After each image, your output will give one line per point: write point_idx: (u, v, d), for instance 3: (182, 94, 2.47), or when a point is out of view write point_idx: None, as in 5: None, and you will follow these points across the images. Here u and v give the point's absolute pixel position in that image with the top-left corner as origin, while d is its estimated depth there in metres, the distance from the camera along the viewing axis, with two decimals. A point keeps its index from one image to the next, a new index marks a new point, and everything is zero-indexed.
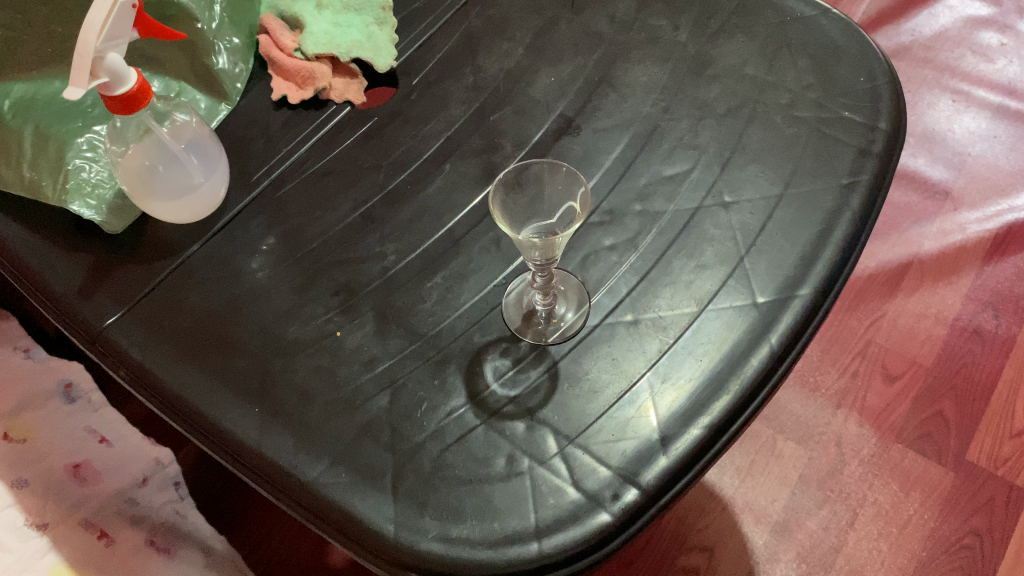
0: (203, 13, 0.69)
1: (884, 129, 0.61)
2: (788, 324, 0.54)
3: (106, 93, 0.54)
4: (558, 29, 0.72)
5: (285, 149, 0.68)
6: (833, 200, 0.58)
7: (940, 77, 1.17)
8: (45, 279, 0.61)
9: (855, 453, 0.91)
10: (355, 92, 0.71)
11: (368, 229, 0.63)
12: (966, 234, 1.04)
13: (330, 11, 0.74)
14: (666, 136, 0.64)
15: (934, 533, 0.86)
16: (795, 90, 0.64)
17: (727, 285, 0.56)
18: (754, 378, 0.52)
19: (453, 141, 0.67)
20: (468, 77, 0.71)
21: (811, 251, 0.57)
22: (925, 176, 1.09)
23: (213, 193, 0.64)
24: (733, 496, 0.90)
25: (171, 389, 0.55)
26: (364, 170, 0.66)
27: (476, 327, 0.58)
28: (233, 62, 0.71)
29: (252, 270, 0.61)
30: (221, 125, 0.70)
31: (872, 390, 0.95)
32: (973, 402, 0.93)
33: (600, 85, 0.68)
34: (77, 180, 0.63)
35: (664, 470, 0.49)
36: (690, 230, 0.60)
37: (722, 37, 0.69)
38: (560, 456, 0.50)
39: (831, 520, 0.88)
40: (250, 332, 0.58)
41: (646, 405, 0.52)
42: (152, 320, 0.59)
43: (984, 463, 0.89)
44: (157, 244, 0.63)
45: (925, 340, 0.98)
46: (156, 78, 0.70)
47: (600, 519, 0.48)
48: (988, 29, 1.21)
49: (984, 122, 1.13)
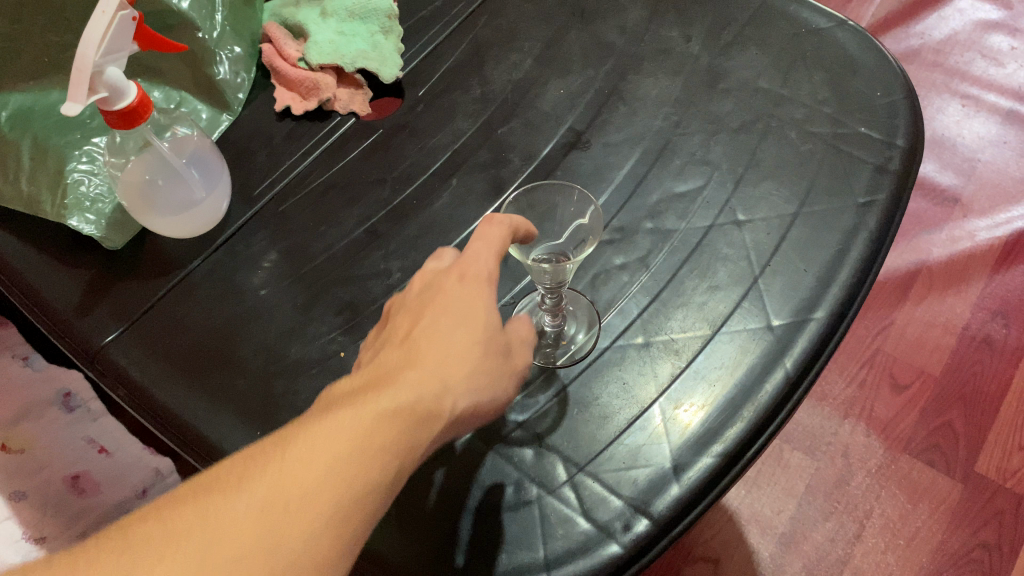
0: (204, 23, 0.67)
1: (901, 145, 0.59)
2: (804, 348, 0.52)
3: (105, 108, 0.53)
4: (567, 39, 0.71)
5: (288, 162, 0.67)
6: (850, 219, 0.57)
7: (949, 82, 1.16)
8: (44, 295, 0.59)
9: (863, 464, 0.90)
10: (360, 103, 0.70)
11: (373, 244, 0.62)
12: (975, 242, 1.02)
13: (335, 19, 0.72)
14: (678, 151, 0.63)
15: (941, 546, 0.84)
16: (810, 105, 0.63)
17: (741, 307, 0.55)
18: (769, 404, 0.51)
19: (460, 155, 0.66)
20: (475, 89, 0.69)
21: (827, 272, 0.55)
22: (934, 182, 1.08)
23: (216, 207, 0.63)
24: (740, 506, 0.89)
25: (170, 409, 0.54)
26: (368, 184, 0.65)
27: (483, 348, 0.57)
28: (235, 71, 0.70)
29: (254, 287, 0.60)
30: (222, 136, 0.69)
31: (880, 400, 0.94)
32: (982, 413, 0.92)
33: (610, 97, 0.67)
34: (76, 196, 0.62)
35: (676, 500, 0.48)
36: (703, 249, 0.58)
37: (735, 49, 0.67)
38: (570, 484, 0.49)
39: (838, 532, 0.86)
40: (252, 352, 0.56)
41: (657, 431, 0.51)
42: (152, 338, 0.57)
43: (993, 475, 0.88)
44: (157, 260, 0.62)
45: (934, 349, 0.96)
46: (157, 87, 0.69)
47: (610, 550, 0.46)
48: (998, 32, 1.19)
49: (994, 127, 1.11)
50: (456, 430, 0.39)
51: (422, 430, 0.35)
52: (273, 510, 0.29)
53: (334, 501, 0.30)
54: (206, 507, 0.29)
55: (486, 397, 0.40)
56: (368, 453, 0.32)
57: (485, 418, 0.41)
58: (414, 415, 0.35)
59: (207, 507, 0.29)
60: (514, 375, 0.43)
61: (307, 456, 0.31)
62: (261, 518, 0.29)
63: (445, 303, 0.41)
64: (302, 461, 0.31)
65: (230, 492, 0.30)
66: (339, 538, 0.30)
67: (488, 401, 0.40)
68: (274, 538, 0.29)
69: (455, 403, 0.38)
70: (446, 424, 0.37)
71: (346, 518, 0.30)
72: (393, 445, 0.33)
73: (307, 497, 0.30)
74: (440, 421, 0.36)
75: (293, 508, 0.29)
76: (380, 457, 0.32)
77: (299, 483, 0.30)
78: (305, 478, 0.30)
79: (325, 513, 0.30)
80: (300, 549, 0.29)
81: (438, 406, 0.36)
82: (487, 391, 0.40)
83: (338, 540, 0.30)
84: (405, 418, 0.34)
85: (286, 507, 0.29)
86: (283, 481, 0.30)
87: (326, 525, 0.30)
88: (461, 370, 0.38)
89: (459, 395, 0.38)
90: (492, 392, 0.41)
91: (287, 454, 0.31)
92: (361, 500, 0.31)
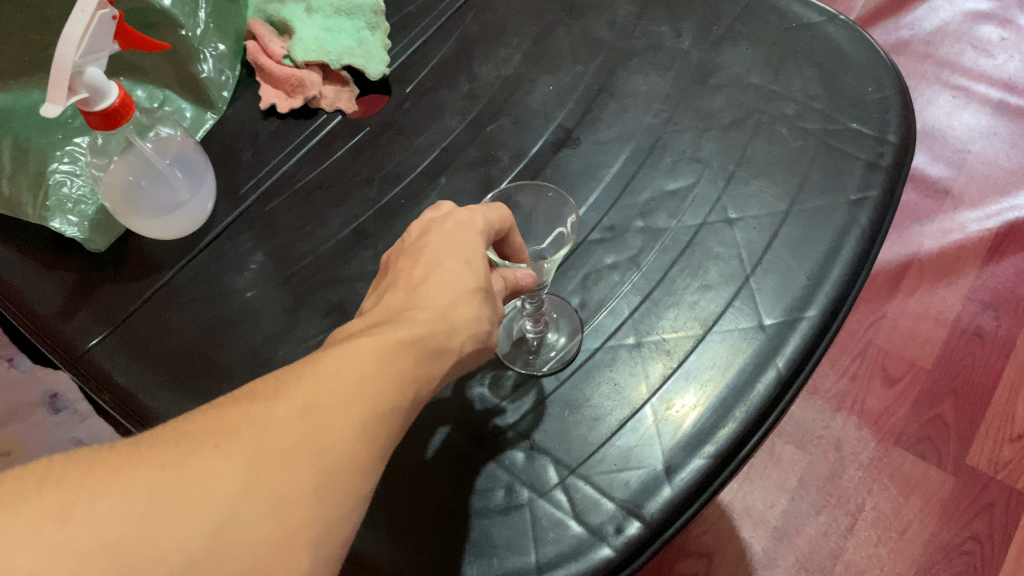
0: (188, 20, 0.67)
1: (893, 141, 0.58)
2: (796, 347, 0.52)
3: (86, 108, 0.52)
4: (556, 35, 0.70)
5: (274, 161, 0.66)
6: (842, 217, 0.56)
7: (939, 73, 1.16)
8: (26, 299, 0.59)
9: (855, 457, 0.90)
10: (346, 101, 0.69)
11: (361, 244, 0.61)
12: (966, 234, 1.02)
13: (320, 15, 0.71)
14: (668, 149, 0.62)
15: (933, 538, 0.84)
16: (801, 101, 0.62)
17: (733, 306, 0.54)
18: (761, 404, 0.50)
19: (448, 153, 0.65)
20: (463, 86, 0.68)
21: (819, 270, 0.54)
22: (925, 174, 1.08)
23: (201, 208, 0.62)
24: (732, 501, 0.89)
25: (155, 414, 0.53)
26: (355, 184, 0.64)
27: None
28: (219, 69, 0.69)
29: (240, 289, 0.60)
30: (207, 135, 0.68)
31: (872, 393, 0.93)
32: (973, 405, 0.92)
33: (600, 94, 0.66)
34: (58, 197, 0.61)
35: (668, 502, 0.47)
36: (694, 248, 0.58)
37: (725, 44, 0.66)
38: (561, 487, 0.49)
39: (831, 525, 0.86)
40: (238, 356, 0.56)
41: (649, 432, 0.50)
42: (137, 341, 0.57)
43: (984, 468, 0.88)
44: (141, 262, 0.61)
45: (925, 342, 0.96)
46: (140, 86, 0.68)
47: (602, 553, 0.46)
48: (989, 23, 1.19)
49: (985, 119, 1.10)
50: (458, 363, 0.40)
51: (438, 361, 0.36)
52: (316, 417, 0.30)
53: (368, 413, 0.31)
54: (251, 410, 0.29)
55: (492, 333, 0.41)
56: (395, 377, 0.33)
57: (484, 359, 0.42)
58: (432, 347, 0.36)
59: (252, 410, 0.29)
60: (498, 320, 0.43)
61: (344, 372, 0.32)
62: (305, 423, 0.29)
63: (437, 246, 0.41)
64: (339, 377, 0.31)
65: (272, 399, 0.30)
66: (372, 449, 0.31)
67: (488, 342, 0.41)
68: (319, 442, 0.29)
69: (465, 339, 0.38)
70: (456, 358, 0.38)
71: (378, 431, 0.31)
72: (415, 372, 0.34)
73: (345, 409, 0.30)
74: (451, 351, 0.37)
75: (333, 415, 0.30)
76: (403, 381, 0.33)
77: (337, 396, 0.31)
78: (343, 390, 0.31)
79: (361, 424, 0.31)
80: (341, 455, 0.30)
81: (452, 337, 0.37)
82: (489, 332, 0.40)
83: (371, 449, 0.31)
84: (425, 346, 0.35)
85: (327, 415, 0.30)
86: (323, 387, 0.31)
87: (363, 435, 0.30)
88: (469, 302, 0.39)
89: (469, 331, 0.39)
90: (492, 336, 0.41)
91: (324, 368, 0.32)
92: (389, 417, 0.32)
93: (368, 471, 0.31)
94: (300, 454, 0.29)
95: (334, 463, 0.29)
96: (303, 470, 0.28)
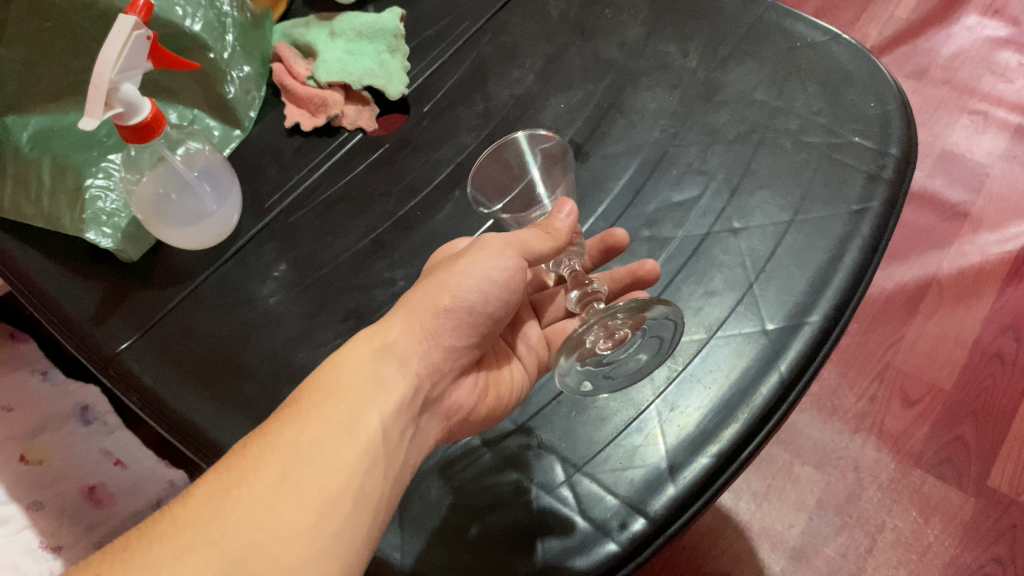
0: (216, 44, 0.70)
1: (895, 154, 0.60)
2: (799, 350, 0.53)
3: (121, 123, 0.55)
4: (567, 56, 0.73)
5: (298, 177, 0.70)
6: (843, 226, 0.57)
7: (958, 98, 1.11)
8: (58, 303, 0.62)
9: (874, 478, 0.85)
10: (367, 120, 0.72)
11: (378, 254, 0.64)
12: (986, 256, 0.98)
13: (344, 39, 0.76)
14: (675, 162, 0.65)
15: (954, 561, 0.80)
16: (805, 116, 0.64)
17: (736, 312, 0.56)
18: (763, 407, 0.51)
19: (463, 167, 0.68)
20: (478, 104, 0.72)
21: (821, 277, 0.56)
22: (943, 197, 1.03)
23: (226, 219, 0.66)
24: (750, 521, 0.85)
25: (179, 412, 0.56)
26: (375, 197, 0.68)
27: (533, 416, 0.55)
28: (245, 90, 0.74)
29: (263, 295, 0.63)
30: (234, 152, 0.72)
31: (890, 414, 0.89)
32: (996, 427, 0.87)
33: (609, 110, 0.69)
34: (93, 210, 0.64)
35: (671, 499, 0.49)
36: (699, 255, 0.60)
37: (732, 62, 0.68)
38: (567, 484, 0.51)
39: (849, 546, 0.82)
40: (260, 358, 0.59)
41: (654, 432, 0.52)
42: (164, 345, 0.60)
43: (1006, 490, 0.83)
44: (170, 272, 0.64)
45: (945, 364, 0.91)
46: (172, 108, 0.72)
47: (606, 548, 0.48)
48: (1009, 48, 1.14)
49: (1004, 143, 1.06)
50: (428, 367, 0.45)
51: (371, 399, 0.42)
52: (215, 521, 0.36)
53: (278, 490, 0.37)
54: (153, 537, 0.35)
55: (462, 303, 0.45)
56: (311, 443, 0.39)
57: (465, 327, 0.46)
58: (357, 392, 0.42)
59: (158, 535, 0.35)
60: (488, 252, 0.46)
61: (245, 468, 0.38)
62: (203, 532, 0.35)
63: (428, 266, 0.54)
64: (241, 472, 0.38)
65: (173, 522, 0.36)
66: (291, 519, 0.36)
67: (466, 298, 0.45)
68: (219, 539, 0.35)
69: (406, 354, 0.44)
70: (405, 372, 0.44)
71: (296, 499, 0.37)
72: (338, 426, 0.40)
73: (245, 502, 0.36)
74: (392, 376, 0.43)
75: (234, 512, 0.36)
76: (324, 444, 0.39)
77: (238, 493, 0.37)
78: (247, 483, 0.37)
79: (270, 504, 0.36)
80: (249, 539, 0.35)
81: (382, 368, 0.43)
82: (448, 306, 0.45)
83: (292, 518, 0.36)
84: (343, 400, 0.41)
85: (231, 502, 0.36)
86: (240, 476, 0.37)
87: (273, 510, 0.36)
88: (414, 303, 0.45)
89: (408, 347, 0.45)
90: (476, 276, 0.45)
91: (228, 473, 0.38)
92: (312, 483, 0.37)
93: (295, 541, 0.36)
94: (206, 558, 0.34)
95: (246, 546, 0.35)
96: (209, 564, 0.34)
